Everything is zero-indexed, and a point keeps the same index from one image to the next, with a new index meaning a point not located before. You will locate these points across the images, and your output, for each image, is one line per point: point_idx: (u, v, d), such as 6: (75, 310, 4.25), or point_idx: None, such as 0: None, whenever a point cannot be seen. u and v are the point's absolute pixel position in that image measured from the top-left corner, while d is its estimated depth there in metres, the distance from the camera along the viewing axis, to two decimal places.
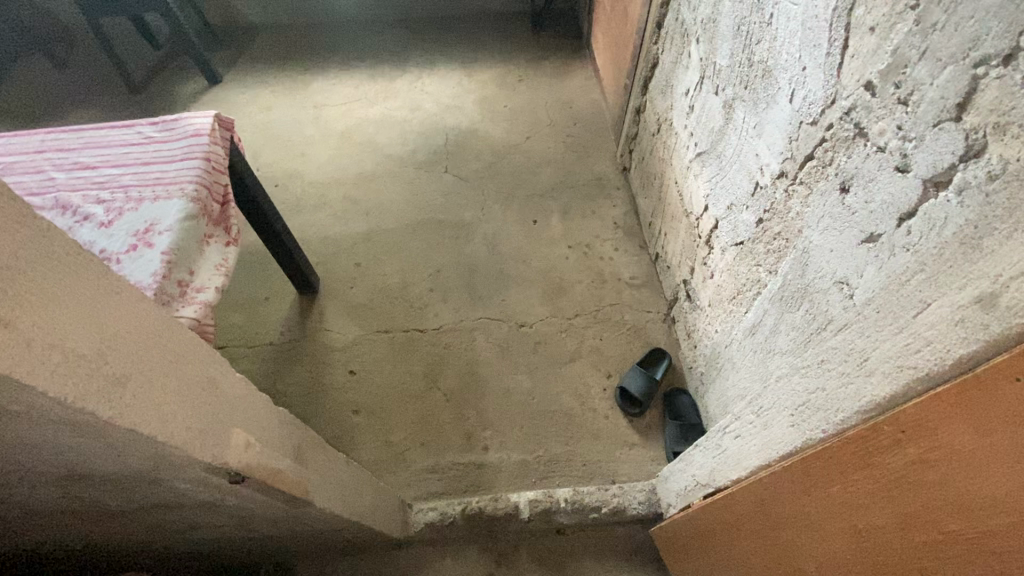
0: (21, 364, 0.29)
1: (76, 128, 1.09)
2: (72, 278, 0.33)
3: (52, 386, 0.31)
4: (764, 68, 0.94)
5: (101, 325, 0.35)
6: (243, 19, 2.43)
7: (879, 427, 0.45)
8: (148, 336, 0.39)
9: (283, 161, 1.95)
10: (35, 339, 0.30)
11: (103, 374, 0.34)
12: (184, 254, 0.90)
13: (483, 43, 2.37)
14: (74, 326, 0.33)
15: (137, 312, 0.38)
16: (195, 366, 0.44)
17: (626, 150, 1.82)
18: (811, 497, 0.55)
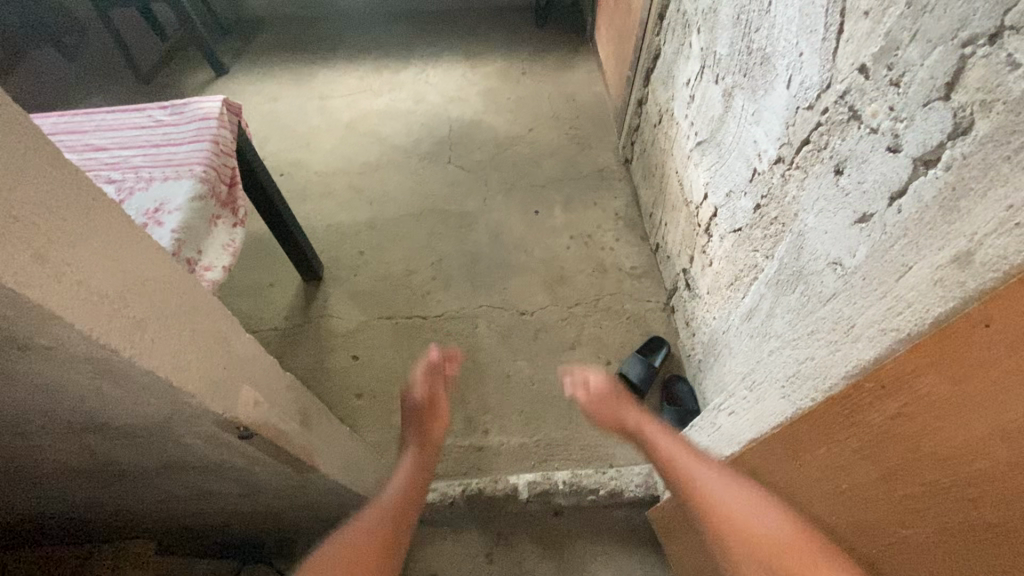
0: (50, 298, 0.31)
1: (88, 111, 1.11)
2: (100, 223, 0.36)
3: (78, 319, 0.33)
4: (763, 55, 0.95)
5: (125, 270, 0.37)
6: (250, 11, 2.45)
7: (859, 385, 0.48)
8: (166, 286, 0.42)
9: (287, 151, 1.98)
10: (64, 276, 0.33)
11: (124, 316, 0.37)
12: (193, 233, 0.92)
13: (487, 36, 2.38)
14: (100, 268, 0.35)
15: (156, 262, 0.41)
16: (210, 321, 0.47)
17: (628, 142, 1.84)
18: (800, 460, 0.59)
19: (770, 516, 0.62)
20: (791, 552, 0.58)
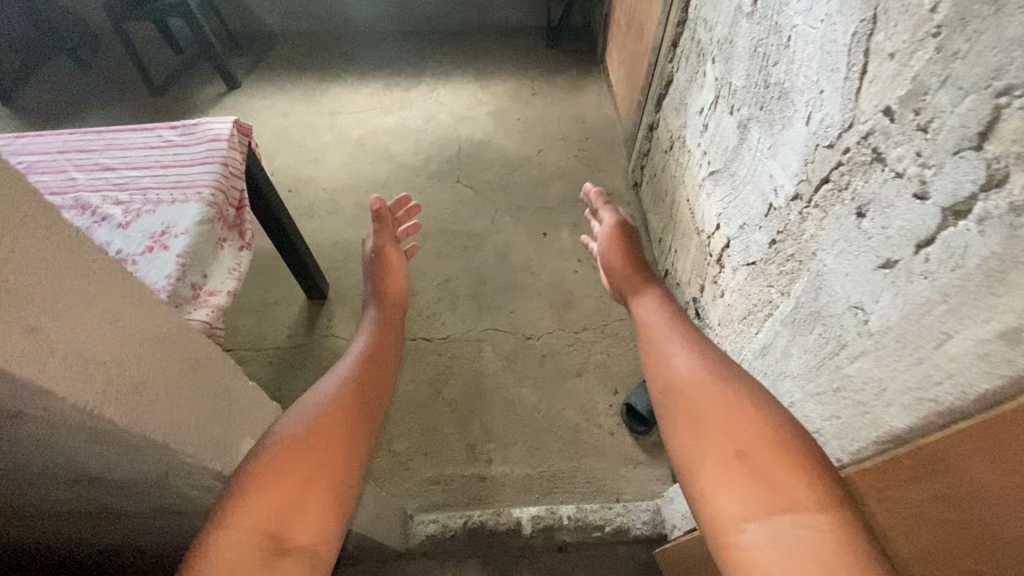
0: (47, 374, 0.33)
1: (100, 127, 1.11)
2: (96, 287, 0.37)
3: (72, 393, 0.34)
4: (781, 90, 0.94)
5: (122, 334, 0.39)
6: (264, 27, 2.47)
7: (900, 460, 0.46)
8: (164, 344, 0.43)
9: (296, 168, 1.97)
10: (60, 347, 0.34)
11: (120, 382, 0.38)
12: (198, 257, 0.91)
13: (499, 56, 2.39)
14: (97, 335, 0.37)
15: (153, 322, 0.42)
16: (207, 373, 0.48)
17: (638, 166, 1.84)
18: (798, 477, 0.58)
19: (748, 412, 0.66)
20: (764, 444, 0.62)
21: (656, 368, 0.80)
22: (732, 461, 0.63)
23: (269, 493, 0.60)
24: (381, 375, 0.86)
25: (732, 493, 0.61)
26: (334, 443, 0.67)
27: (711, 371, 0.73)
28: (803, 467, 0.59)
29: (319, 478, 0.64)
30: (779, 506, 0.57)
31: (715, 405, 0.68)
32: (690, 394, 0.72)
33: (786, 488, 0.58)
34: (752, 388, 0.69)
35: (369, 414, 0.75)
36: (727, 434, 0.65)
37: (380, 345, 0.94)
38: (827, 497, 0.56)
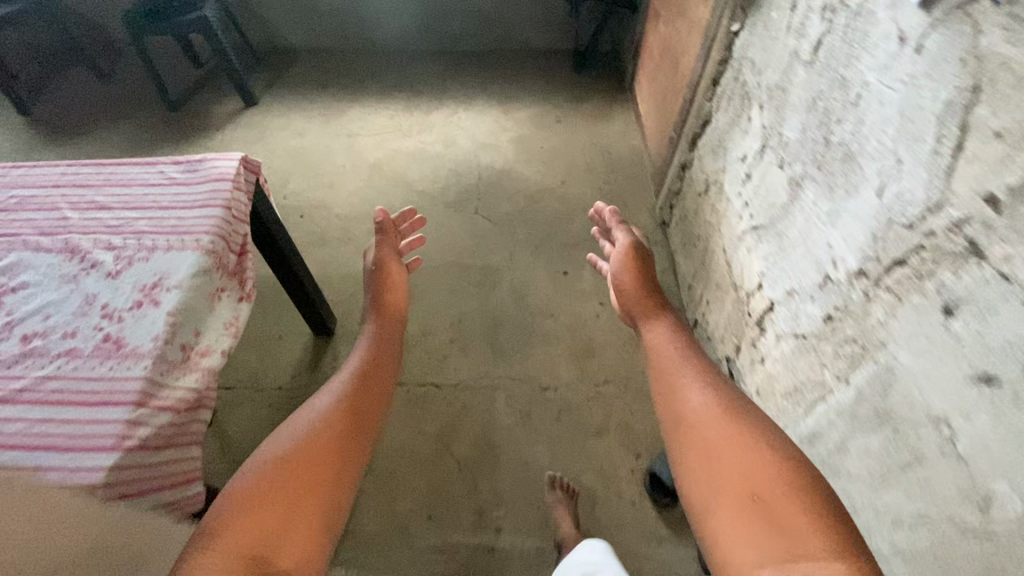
0: None
1: (102, 159, 1.04)
2: None
3: None
4: (845, 151, 0.84)
5: None
6: (285, 42, 2.42)
7: None
8: None
9: (310, 192, 1.90)
10: None
11: None
12: (191, 315, 0.83)
13: (523, 80, 2.32)
14: None
15: None
16: None
17: (667, 205, 1.74)
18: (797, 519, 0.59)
19: (760, 455, 0.65)
20: (775, 487, 0.62)
21: (670, 404, 0.79)
22: (746, 504, 0.62)
23: (255, 512, 0.71)
24: (371, 403, 0.96)
25: (745, 538, 0.60)
26: (316, 471, 0.79)
27: (725, 409, 0.72)
28: (815, 514, 0.59)
29: (303, 501, 0.75)
30: (793, 552, 0.56)
31: (729, 445, 0.68)
32: (703, 431, 0.72)
33: (799, 534, 0.57)
34: (768, 431, 0.68)
35: (354, 442, 0.87)
36: (740, 477, 0.64)
37: (373, 371, 1.04)
38: (841, 547, 0.56)
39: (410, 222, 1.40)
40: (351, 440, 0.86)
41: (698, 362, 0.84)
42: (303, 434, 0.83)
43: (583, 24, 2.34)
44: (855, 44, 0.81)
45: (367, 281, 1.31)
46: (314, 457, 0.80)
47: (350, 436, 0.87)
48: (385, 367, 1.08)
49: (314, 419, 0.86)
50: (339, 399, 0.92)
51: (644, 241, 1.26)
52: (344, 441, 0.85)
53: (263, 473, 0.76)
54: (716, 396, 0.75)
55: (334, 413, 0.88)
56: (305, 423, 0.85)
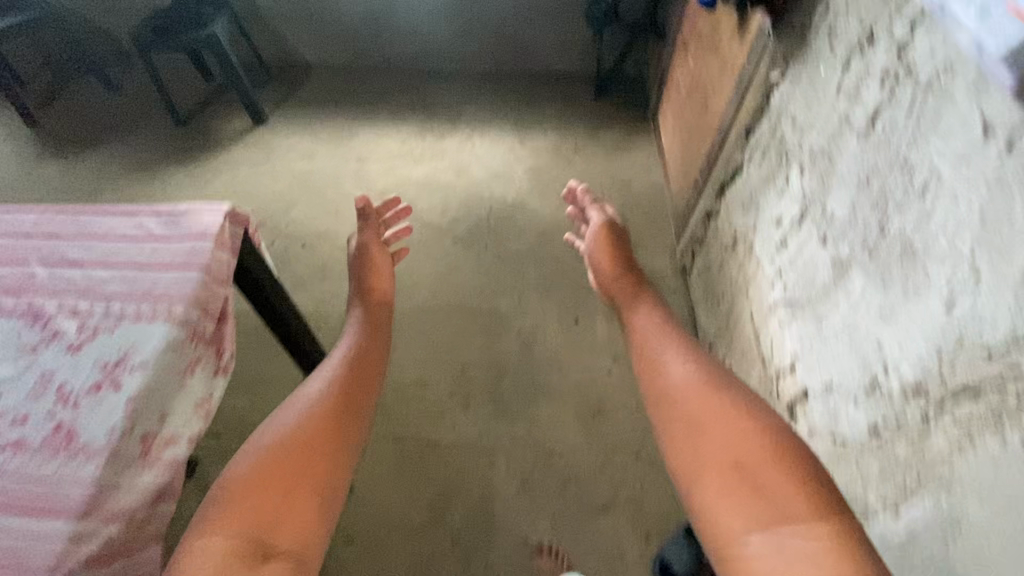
0: None
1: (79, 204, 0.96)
2: None
3: None
4: (904, 245, 0.72)
5: None
6: (298, 57, 2.35)
7: None
8: None
9: (313, 220, 1.83)
10: None
11: None
12: (157, 398, 0.75)
13: (541, 106, 2.23)
14: None
15: None
16: None
17: (688, 251, 1.63)
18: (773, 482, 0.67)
19: (743, 425, 0.73)
20: (758, 459, 0.69)
21: (653, 379, 0.88)
22: (730, 474, 0.70)
23: (248, 503, 0.72)
24: (364, 386, 0.93)
25: (732, 508, 0.67)
26: (306, 456, 0.79)
27: (704, 383, 0.82)
28: (794, 478, 0.67)
29: (296, 486, 0.76)
30: (774, 518, 0.64)
31: (710, 418, 0.77)
32: (685, 404, 0.81)
33: (780, 498, 0.65)
34: (741, 400, 0.77)
35: (347, 426, 0.85)
36: (723, 447, 0.73)
37: (365, 354, 1.00)
38: (815, 507, 0.64)
39: (396, 206, 1.41)
40: (341, 423, 0.85)
41: (674, 336, 0.95)
42: (291, 423, 0.82)
43: (606, 49, 2.24)
44: (924, 124, 0.70)
45: (353, 266, 1.26)
46: (305, 443, 0.79)
47: (342, 420, 0.85)
48: (377, 349, 1.03)
49: (302, 407, 0.85)
50: (329, 386, 0.90)
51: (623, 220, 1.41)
52: (337, 427, 0.84)
53: (254, 463, 0.76)
54: (696, 372, 0.84)
55: (323, 400, 0.87)
56: (291, 410, 0.84)
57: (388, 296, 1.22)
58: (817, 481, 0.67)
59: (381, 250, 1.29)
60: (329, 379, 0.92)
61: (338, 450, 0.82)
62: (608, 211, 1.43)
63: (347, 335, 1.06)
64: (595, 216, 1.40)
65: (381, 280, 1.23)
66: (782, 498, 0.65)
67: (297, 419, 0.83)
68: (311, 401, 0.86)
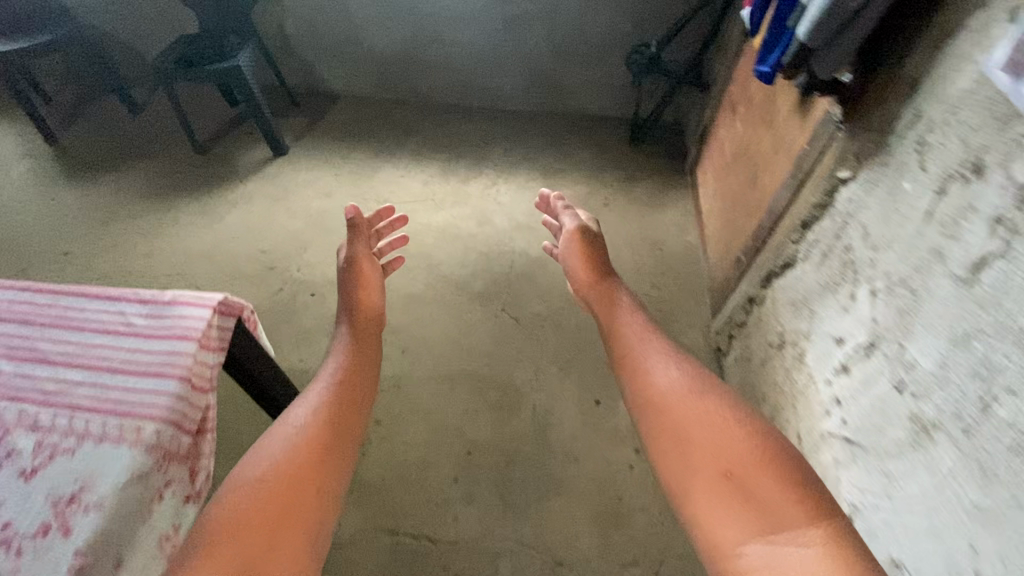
0: None
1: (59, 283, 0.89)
2: None
3: None
4: (1017, 437, 0.59)
5: None
6: (325, 86, 2.29)
7: None
8: None
9: (325, 265, 1.73)
10: None
11: None
12: (110, 544, 0.64)
13: (573, 151, 2.12)
14: None
15: None
16: None
17: (725, 331, 1.49)
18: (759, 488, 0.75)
19: (733, 438, 0.81)
20: (749, 468, 0.77)
21: (645, 393, 0.95)
22: (720, 483, 0.77)
23: (257, 512, 0.74)
24: (350, 412, 0.96)
25: (728, 516, 0.74)
26: (298, 483, 0.80)
27: (687, 391, 0.91)
28: (779, 481, 0.75)
29: (289, 513, 0.77)
30: (768, 522, 0.71)
31: (699, 425, 0.85)
32: (673, 410, 0.89)
33: (770, 503, 0.72)
34: (723, 408, 0.86)
35: (334, 454, 0.88)
36: (713, 458, 0.80)
37: (351, 378, 1.03)
38: (805, 509, 0.71)
39: (385, 215, 1.48)
40: (328, 452, 0.87)
41: (664, 347, 1.03)
42: (283, 452, 0.83)
43: (644, 95, 2.12)
44: None
45: (346, 283, 1.28)
46: (308, 461, 0.83)
47: (333, 447, 0.88)
48: (363, 372, 1.07)
49: (289, 435, 0.86)
50: (317, 413, 0.92)
51: (597, 224, 1.48)
52: (326, 454, 0.86)
53: (257, 485, 0.78)
54: (680, 378, 0.94)
55: (315, 426, 0.89)
56: (278, 440, 0.85)
57: (377, 314, 1.25)
58: (801, 485, 0.74)
59: (371, 267, 1.34)
60: (315, 407, 0.93)
61: (327, 477, 0.84)
62: (581, 216, 1.50)
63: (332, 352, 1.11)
64: (567, 222, 1.46)
65: (370, 299, 1.27)
66: (776, 503, 0.72)
67: (286, 446, 0.84)
68: (299, 431, 0.87)
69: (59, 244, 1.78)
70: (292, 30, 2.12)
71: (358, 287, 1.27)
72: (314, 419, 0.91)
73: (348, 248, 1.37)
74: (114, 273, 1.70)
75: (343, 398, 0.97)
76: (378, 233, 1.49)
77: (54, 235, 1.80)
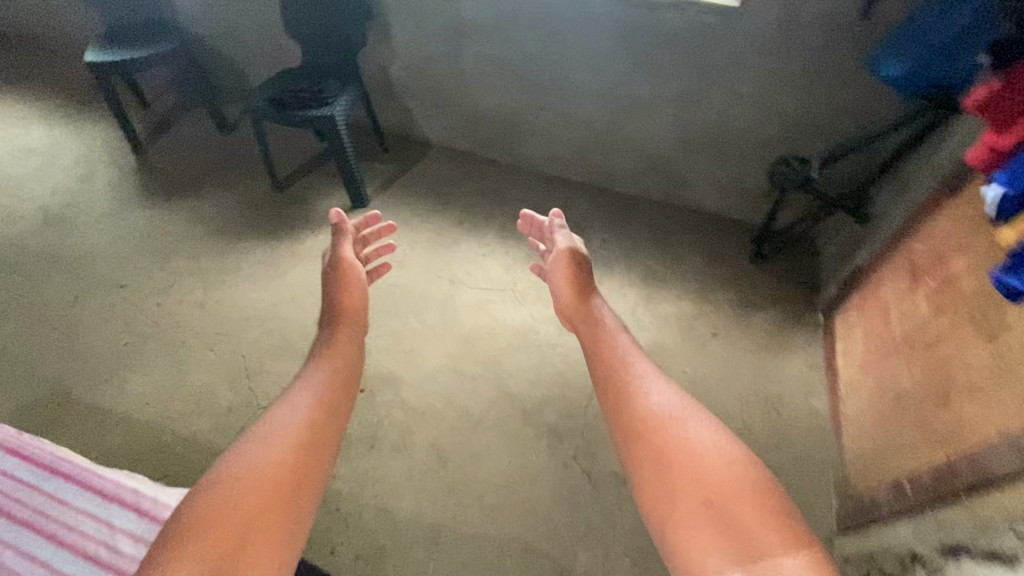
0: None
1: (76, 460, 1.05)
2: None
3: None
4: None
5: None
6: (418, 132, 2.11)
7: None
8: None
9: (383, 355, 1.53)
10: None
11: None
12: None
13: (681, 256, 1.82)
14: None
15: None
16: None
17: (862, 568, 1.14)
18: (731, 512, 0.70)
19: (714, 464, 0.75)
20: (727, 495, 0.72)
21: (624, 412, 0.88)
22: (699, 509, 0.72)
23: (226, 515, 0.74)
24: (329, 405, 0.93)
25: (705, 542, 0.69)
26: (273, 484, 0.78)
27: (670, 411, 0.84)
28: (764, 511, 0.70)
29: (268, 510, 0.76)
30: (748, 552, 0.66)
31: (678, 444, 0.79)
32: (658, 427, 0.82)
33: (750, 530, 0.68)
34: (704, 428, 0.81)
35: (315, 449, 0.86)
36: (697, 483, 0.74)
37: (335, 379, 1.00)
38: (787, 541, 0.66)
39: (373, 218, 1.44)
40: (307, 446, 0.85)
41: (648, 365, 0.97)
42: (256, 457, 0.80)
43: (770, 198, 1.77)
44: None
45: (330, 284, 1.25)
46: (284, 461, 0.81)
47: (312, 446, 0.85)
48: (344, 368, 1.03)
49: (265, 437, 0.84)
50: (298, 412, 0.89)
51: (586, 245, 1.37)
52: (305, 457, 0.83)
53: (227, 490, 0.77)
54: (664, 398, 0.87)
55: (294, 428, 0.86)
56: (250, 442, 0.83)
57: (358, 311, 1.20)
58: (779, 512, 0.70)
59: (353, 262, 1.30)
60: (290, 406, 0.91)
61: (304, 472, 0.82)
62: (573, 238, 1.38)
63: (312, 358, 1.06)
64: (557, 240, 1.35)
65: (352, 294, 1.22)
66: (762, 536, 0.67)
67: (260, 447, 0.82)
68: (272, 433, 0.85)
69: (116, 273, 1.66)
70: (396, 74, 1.95)
71: (342, 285, 1.24)
72: (291, 418, 0.88)
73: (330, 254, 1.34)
74: (163, 321, 1.56)
75: (324, 398, 0.94)
76: (365, 240, 1.45)
77: (113, 262, 1.68)
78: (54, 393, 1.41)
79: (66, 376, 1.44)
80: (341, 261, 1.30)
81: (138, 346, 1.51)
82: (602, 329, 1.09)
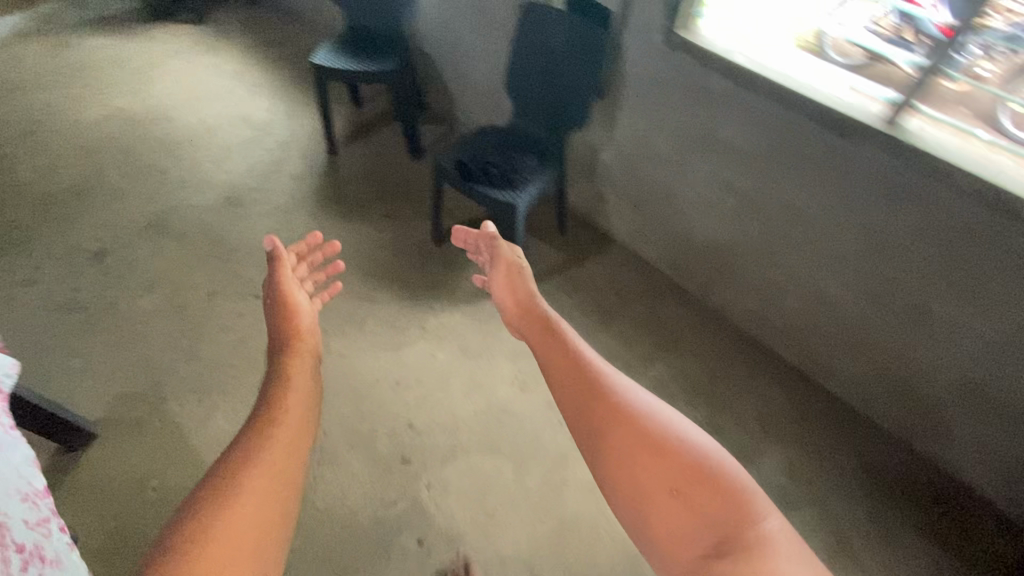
0: None
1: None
2: None
3: None
4: None
5: None
6: (603, 224, 1.78)
7: None
8: None
9: (458, 502, 1.25)
10: None
11: None
12: None
13: (894, 536, 1.25)
14: None
15: None
16: None
17: None
18: (694, 495, 0.74)
19: (670, 449, 0.79)
20: (690, 479, 0.75)
21: (583, 408, 0.88)
22: (668, 500, 0.75)
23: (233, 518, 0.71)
24: (300, 398, 0.89)
25: (678, 525, 0.73)
26: (273, 495, 0.76)
27: (625, 402, 0.86)
28: (719, 492, 0.74)
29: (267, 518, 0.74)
30: (717, 535, 0.70)
31: (638, 437, 0.80)
32: (619, 425, 0.83)
33: (710, 511, 0.72)
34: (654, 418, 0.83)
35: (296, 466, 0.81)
36: (661, 473, 0.77)
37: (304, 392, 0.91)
38: (747, 510, 0.72)
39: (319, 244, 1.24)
40: (282, 448, 0.80)
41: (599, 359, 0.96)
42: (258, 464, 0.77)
43: (934, 394, 1.27)
44: None
45: (269, 320, 1.06)
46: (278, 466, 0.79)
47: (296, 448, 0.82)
48: (302, 376, 0.94)
49: (260, 447, 0.78)
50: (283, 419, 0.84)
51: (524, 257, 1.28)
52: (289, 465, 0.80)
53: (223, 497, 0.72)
54: (615, 389, 0.88)
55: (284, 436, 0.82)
56: (238, 454, 0.78)
57: (315, 338, 1.05)
58: (728, 485, 0.75)
59: (295, 291, 1.12)
60: (265, 410, 0.85)
61: (285, 474, 0.78)
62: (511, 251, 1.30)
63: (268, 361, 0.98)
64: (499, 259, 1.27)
65: (298, 323, 1.04)
66: (722, 514, 0.72)
67: (257, 453, 0.78)
68: (250, 450, 0.78)
69: (256, 280, 1.61)
70: (604, 159, 1.64)
71: (286, 313, 1.06)
72: (269, 427, 0.82)
73: (268, 284, 1.14)
74: None
75: (296, 417, 0.85)
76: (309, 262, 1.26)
77: (258, 266, 1.64)
78: (151, 391, 1.38)
79: (168, 377, 1.41)
80: (280, 288, 1.11)
81: (239, 373, 1.43)
82: (555, 342, 1.01)
